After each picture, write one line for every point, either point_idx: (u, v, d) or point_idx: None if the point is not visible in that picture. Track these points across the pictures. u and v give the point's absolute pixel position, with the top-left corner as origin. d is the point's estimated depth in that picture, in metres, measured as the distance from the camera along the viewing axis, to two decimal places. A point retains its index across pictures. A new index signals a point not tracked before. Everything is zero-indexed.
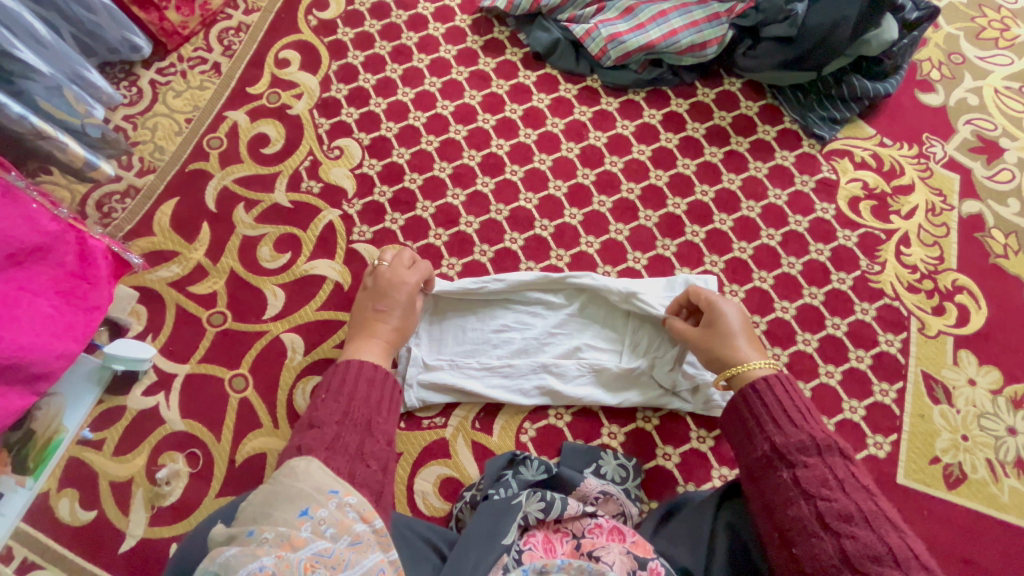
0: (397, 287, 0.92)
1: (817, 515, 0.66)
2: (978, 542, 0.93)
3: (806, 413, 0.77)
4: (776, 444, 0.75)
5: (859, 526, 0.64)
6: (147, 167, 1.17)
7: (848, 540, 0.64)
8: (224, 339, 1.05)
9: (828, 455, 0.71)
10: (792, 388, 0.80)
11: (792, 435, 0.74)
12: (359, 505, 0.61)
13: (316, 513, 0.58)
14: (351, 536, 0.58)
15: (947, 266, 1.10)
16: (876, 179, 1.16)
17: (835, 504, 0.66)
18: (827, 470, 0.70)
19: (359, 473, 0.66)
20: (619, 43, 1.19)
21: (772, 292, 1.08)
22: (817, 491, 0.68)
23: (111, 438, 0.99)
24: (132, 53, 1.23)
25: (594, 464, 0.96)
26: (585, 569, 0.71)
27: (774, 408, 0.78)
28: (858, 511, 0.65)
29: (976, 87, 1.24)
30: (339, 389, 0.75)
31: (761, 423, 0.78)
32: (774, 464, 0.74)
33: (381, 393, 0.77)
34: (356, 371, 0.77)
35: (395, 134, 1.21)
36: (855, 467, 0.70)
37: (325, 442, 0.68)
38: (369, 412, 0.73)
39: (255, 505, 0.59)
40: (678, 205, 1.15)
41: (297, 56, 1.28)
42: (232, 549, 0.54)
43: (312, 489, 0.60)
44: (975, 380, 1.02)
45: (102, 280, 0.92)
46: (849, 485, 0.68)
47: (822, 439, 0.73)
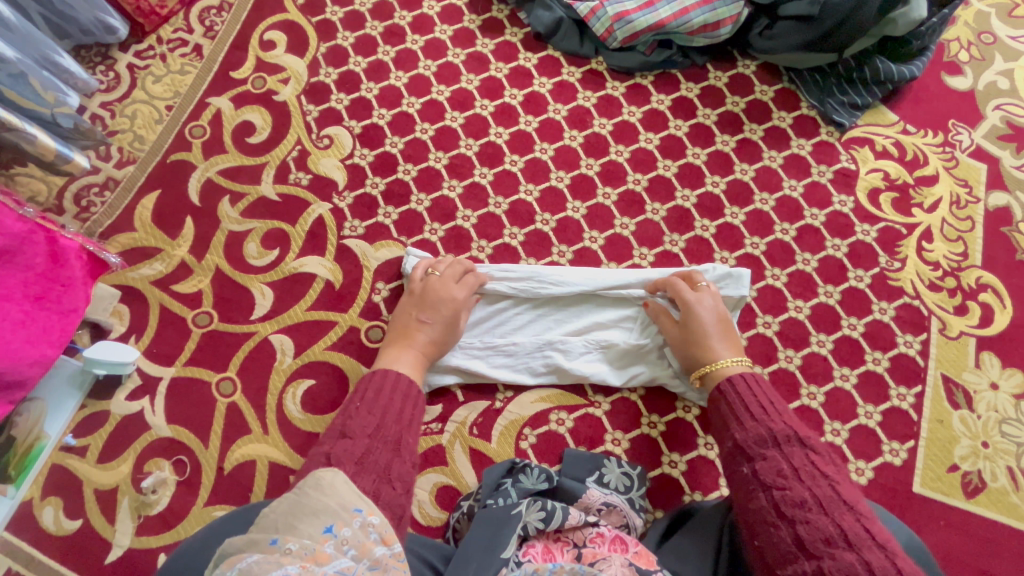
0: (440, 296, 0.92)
1: (772, 504, 0.66)
2: (996, 554, 0.89)
3: (768, 406, 0.77)
4: (738, 440, 0.75)
5: (813, 511, 0.63)
6: (126, 158, 1.11)
7: (802, 525, 0.63)
8: (210, 341, 1.01)
9: (786, 445, 0.71)
10: (760, 384, 0.81)
11: (751, 430, 0.75)
12: (382, 527, 0.56)
13: (341, 532, 0.53)
14: (372, 560, 0.52)
15: (971, 263, 1.04)
16: (898, 170, 1.10)
17: (790, 492, 0.66)
18: (784, 460, 0.70)
19: (384, 495, 0.62)
20: (626, 23, 1.11)
21: (786, 291, 1.02)
22: (773, 481, 0.68)
23: (95, 445, 0.95)
24: (107, 34, 1.15)
25: (597, 472, 0.92)
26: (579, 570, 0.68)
27: (737, 405, 0.79)
28: (812, 496, 0.65)
29: (1007, 69, 1.17)
30: (373, 402, 0.73)
31: (726, 421, 0.79)
32: (737, 460, 0.74)
33: (413, 411, 0.75)
34: (392, 383, 0.76)
35: (387, 121, 1.14)
36: (814, 454, 0.70)
37: (354, 455, 0.64)
38: (401, 430, 0.70)
39: (278, 514, 0.54)
40: (688, 198, 1.09)
41: (284, 38, 1.20)
42: (253, 556, 0.49)
43: (337, 505, 0.56)
44: (998, 384, 0.97)
45: (77, 282, 0.87)
46: (805, 472, 0.68)
47: (779, 430, 0.73)
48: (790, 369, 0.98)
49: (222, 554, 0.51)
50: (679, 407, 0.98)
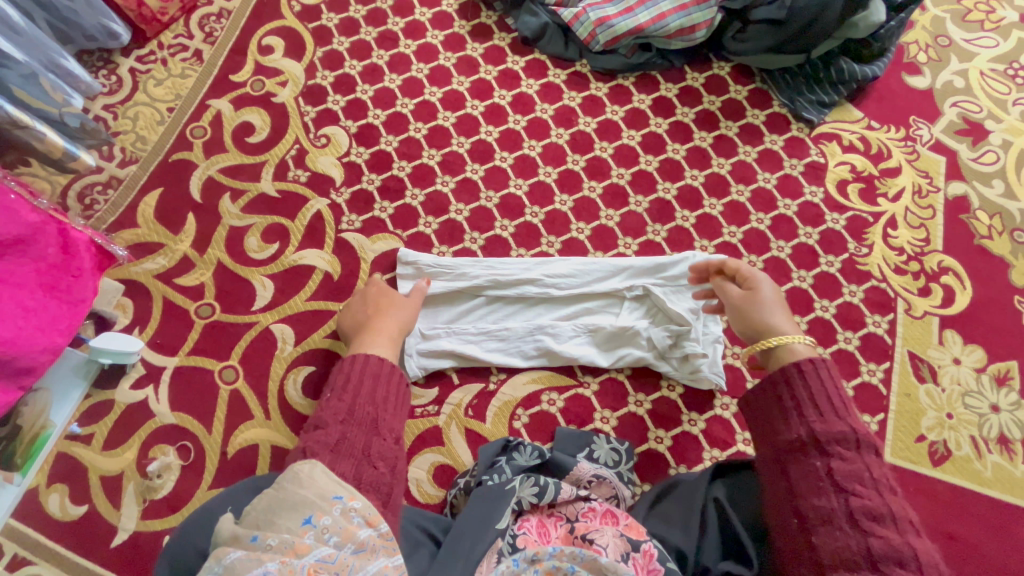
0: (374, 288, 0.97)
1: (847, 511, 0.63)
2: (962, 517, 0.95)
3: (847, 403, 0.72)
4: (815, 431, 0.70)
5: (887, 527, 0.61)
6: (128, 158, 1.15)
7: (875, 539, 0.61)
8: (213, 331, 1.04)
9: (867, 453, 0.67)
10: (834, 373, 0.74)
11: (833, 424, 0.69)
12: (364, 510, 0.58)
13: (320, 521, 0.56)
14: (356, 544, 0.56)
15: (933, 248, 1.11)
16: (864, 163, 1.17)
17: (868, 502, 0.63)
18: (864, 466, 0.66)
19: (367, 476, 0.65)
20: (608, 27, 1.18)
21: (762, 276, 1.09)
22: (849, 485, 0.65)
23: (101, 432, 0.98)
24: (110, 40, 1.19)
25: (587, 448, 0.96)
26: (579, 556, 0.69)
27: (817, 393, 0.72)
28: (890, 512, 0.62)
29: (962, 69, 1.25)
30: (344, 389, 0.73)
31: (797, 406, 0.73)
32: (808, 451, 0.69)
33: (389, 390, 0.75)
34: (361, 367, 0.76)
35: (382, 121, 1.20)
36: (889, 469, 0.67)
37: (330, 444, 0.66)
38: (375, 411, 0.71)
39: (258, 510, 0.57)
40: (669, 190, 1.15)
41: (281, 43, 1.25)
42: (236, 552, 0.53)
43: (314, 495, 0.58)
44: (960, 359, 1.04)
45: (86, 272, 0.90)
46: (884, 484, 0.65)
47: (863, 433, 0.68)
48: None
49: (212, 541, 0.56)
50: (663, 385, 1.03)
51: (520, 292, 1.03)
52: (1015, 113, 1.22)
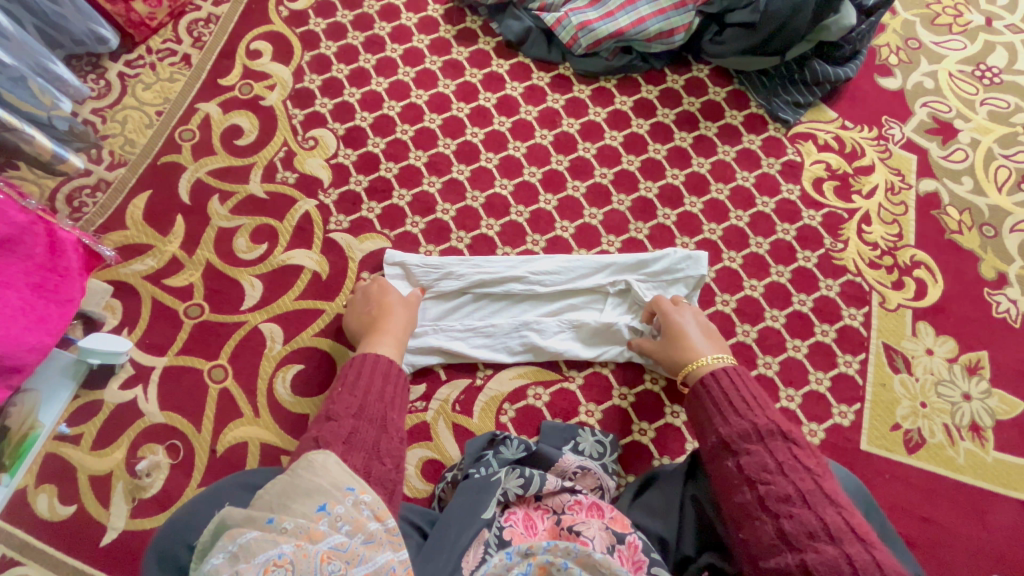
0: (377, 288, 1.00)
1: (757, 499, 0.66)
2: (936, 502, 0.98)
3: (751, 399, 0.76)
4: (721, 434, 0.74)
5: (797, 506, 0.64)
6: (117, 161, 1.16)
7: (787, 521, 0.63)
8: (202, 331, 1.05)
9: (771, 440, 0.70)
10: (740, 376, 0.79)
11: (735, 424, 0.74)
12: (374, 504, 0.60)
13: (333, 509, 0.58)
14: (366, 534, 0.57)
15: (906, 242, 1.15)
16: (839, 161, 1.21)
17: (775, 487, 0.66)
18: (768, 454, 0.69)
19: (375, 471, 0.67)
20: (589, 31, 1.21)
21: (741, 272, 1.12)
22: (757, 476, 0.68)
23: (90, 433, 0.98)
24: (99, 45, 1.21)
25: (572, 441, 0.97)
26: (573, 550, 0.68)
27: (720, 399, 0.78)
28: (796, 491, 0.65)
29: (931, 71, 1.29)
30: (354, 385, 0.75)
31: (710, 415, 0.77)
32: (720, 453, 0.73)
33: (396, 390, 0.78)
34: (371, 365, 0.78)
35: (369, 123, 1.22)
36: (798, 448, 0.69)
37: (342, 436, 0.68)
38: (384, 409, 0.73)
39: (272, 495, 0.58)
40: (650, 189, 1.18)
41: (269, 47, 1.27)
42: (252, 532, 0.53)
43: (329, 485, 0.60)
44: (933, 349, 1.07)
45: (73, 272, 0.91)
46: (789, 466, 0.67)
47: (763, 425, 0.72)
48: (747, 342, 1.07)
49: (220, 525, 0.55)
50: (647, 378, 1.05)
51: (504, 289, 1.05)
52: (982, 113, 1.26)
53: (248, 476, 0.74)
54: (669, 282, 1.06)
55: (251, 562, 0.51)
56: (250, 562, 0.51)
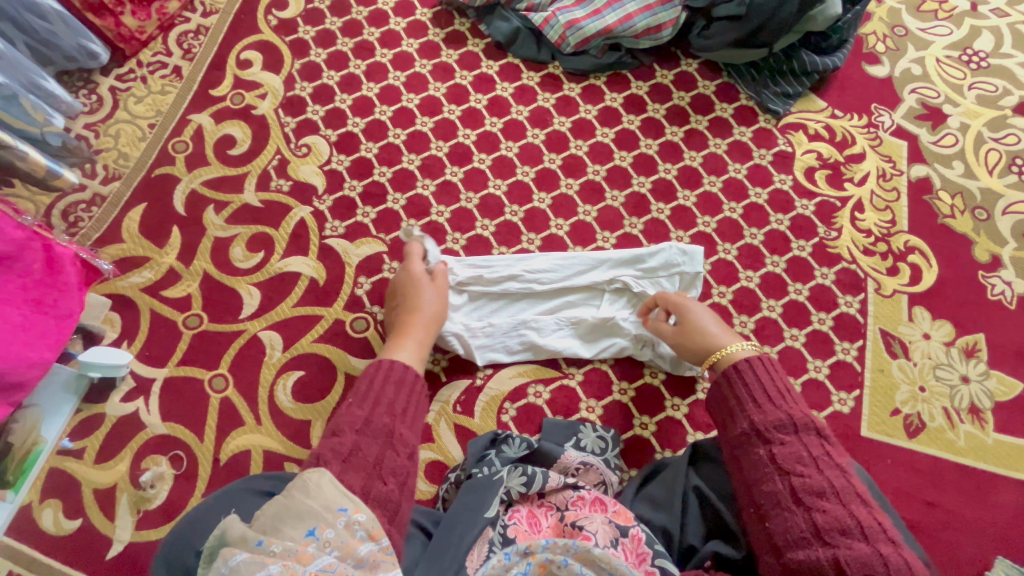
0: (406, 277, 0.97)
1: (790, 490, 0.63)
2: (938, 485, 0.98)
3: (785, 390, 0.72)
4: (754, 422, 0.70)
5: (830, 501, 0.61)
6: (111, 174, 1.16)
7: (819, 514, 0.60)
8: (202, 341, 1.05)
9: (806, 434, 0.67)
10: (772, 366, 0.75)
11: (770, 413, 0.70)
12: (368, 524, 0.56)
13: (323, 534, 0.54)
14: (356, 559, 0.53)
15: (899, 229, 1.15)
16: (830, 150, 1.21)
17: (809, 479, 0.63)
18: (803, 446, 0.66)
19: (375, 491, 0.62)
20: (577, 29, 1.22)
21: (737, 263, 1.12)
22: (792, 467, 0.64)
23: (92, 446, 0.98)
24: (90, 60, 1.21)
25: (574, 437, 0.98)
26: (572, 547, 0.69)
27: (754, 387, 0.73)
28: (831, 486, 0.62)
29: (919, 57, 1.30)
30: (365, 396, 0.72)
31: (740, 402, 0.73)
32: (750, 441, 0.69)
33: (409, 400, 0.73)
34: (385, 373, 0.74)
35: (361, 129, 1.22)
36: (830, 447, 0.66)
37: (342, 453, 0.63)
38: (392, 422, 0.69)
39: (264, 517, 0.55)
40: (643, 184, 1.19)
41: (259, 57, 1.28)
42: (239, 556, 0.50)
43: (319, 506, 0.56)
44: (929, 334, 1.08)
45: (72, 287, 0.92)
46: (825, 462, 0.64)
47: (799, 416, 0.68)
48: (745, 333, 1.07)
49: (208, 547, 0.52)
50: (646, 372, 1.06)
51: (502, 288, 1.06)
52: (971, 98, 1.27)
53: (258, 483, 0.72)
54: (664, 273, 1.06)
55: None
56: None
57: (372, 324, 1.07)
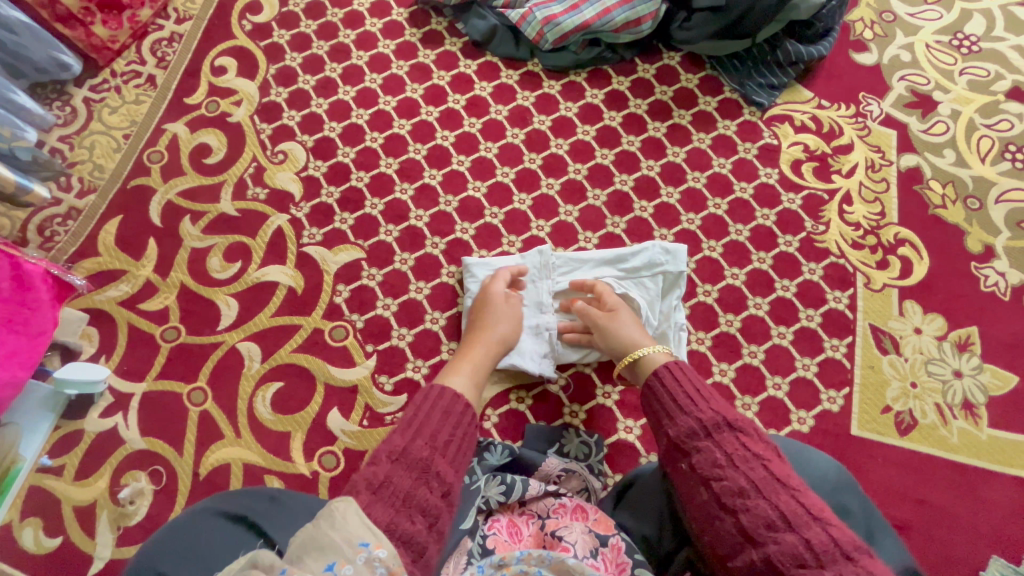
0: (485, 302, 0.97)
1: (713, 497, 0.60)
2: (930, 483, 0.96)
3: (696, 394, 0.71)
4: (671, 436, 0.68)
5: (751, 498, 0.58)
6: (86, 187, 1.15)
7: (744, 515, 0.58)
8: (180, 354, 1.04)
9: (719, 433, 0.65)
10: (684, 372, 0.75)
11: (683, 423, 0.68)
12: (390, 561, 0.50)
13: (342, 571, 0.47)
14: None
15: (889, 221, 1.13)
16: (817, 141, 1.19)
17: (727, 481, 0.60)
18: (717, 448, 0.63)
19: (401, 529, 0.55)
20: (555, 25, 1.19)
21: (722, 261, 1.10)
22: (710, 472, 0.62)
23: (72, 463, 0.98)
24: (62, 72, 1.19)
25: (557, 443, 0.97)
26: (547, 558, 0.67)
27: (667, 399, 0.72)
28: (748, 481, 0.59)
29: (908, 43, 1.27)
30: (410, 423, 0.66)
31: (659, 418, 0.72)
32: (673, 456, 0.67)
33: (456, 431, 0.67)
34: (436, 400, 0.68)
35: (338, 133, 1.20)
36: (745, 437, 0.64)
37: (373, 484, 0.57)
38: (431, 453, 0.62)
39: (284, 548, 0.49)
40: (626, 181, 1.16)
41: (234, 63, 1.26)
42: None
43: (341, 540, 0.50)
44: (921, 328, 1.05)
45: (43, 304, 0.91)
46: (741, 456, 0.62)
47: (708, 418, 0.66)
48: (731, 332, 1.05)
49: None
50: None
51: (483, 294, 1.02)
52: (962, 83, 1.23)
53: (219, 500, 0.69)
54: (648, 274, 1.03)
55: None
56: None
57: (351, 333, 1.05)
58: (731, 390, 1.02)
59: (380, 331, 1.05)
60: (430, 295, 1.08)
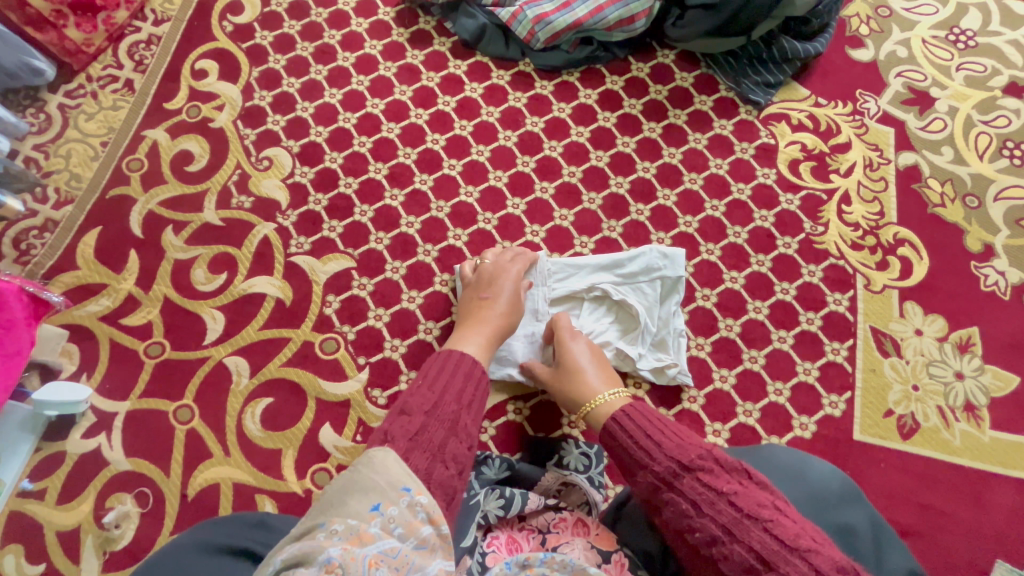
0: (502, 275, 0.94)
1: (693, 550, 0.59)
2: (933, 488, 0.95)
3: (647, 437, 0.68)
4: (636, 492, 0.67)
5: (726, 544, 0.57)
6: (63, 198, 1.11)
7: (725, 563, 0.56)
8: (165, 370, 1.01)
9: (678, 480, 0.62)
10: (637, 413, 0.72)
11: (642, 476, 0.66)
12: (430, 506, 0.54)
13: (387, 511, 0.52)
14: (418, 540, 0.51)
15: (888, 220, 1.11)
16: (814, 140, 1.17)
17: (699, 532, 0.59)
18: (681, 497, 0.61)
19: (437, 474, 0.58)
20: (546, 24, 1.16)
21: (721, 264, 1.08)
22: (681, 525, 0.61)
23: (54, 487, 0.94)
24: (35, 77, 1.15)
25: (556, 456, 0.93)
26: (569, 564, 0.65)
27: (622, 450, 0.70)
28: (719, 527, 0.57)
29: (904, 39, 1.25)
30: (434, 381, 0.68)
31: (623, 470, 0.70)
32: (649, 508, 0.66)
33: (475, 394, 0.69)
34: (457, 364, 0.71)
35: (325, 138, 1.17)
36: (704, 475, 0.62)
37: (409, 432, 0.60)
38: (458, 411, 0.65)
39: (328, 495, 0.53)
40: (621, 184, 1.14)
41: (215, 66, 1.22)
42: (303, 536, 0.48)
43: (384, 483, 0.53)
44: (922, 330, 1.04)
45: (18, 323, 0.87)
46: (705, 500, 0.60)
47: (662, 470, 0.64)
48: (731, 337, 1.03)
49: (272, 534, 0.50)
50: (629, 384, 1.01)
51: None
52: (959, 79, 1.22)
53: (211, 534, 0.67)
54: (647, 281, 1.01)
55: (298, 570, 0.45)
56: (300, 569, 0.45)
57: (342, 345, 1.02)
58: (732, 397, 1.00)
59: (372, 342, 1.03)
60: (423, 304, 1.05)
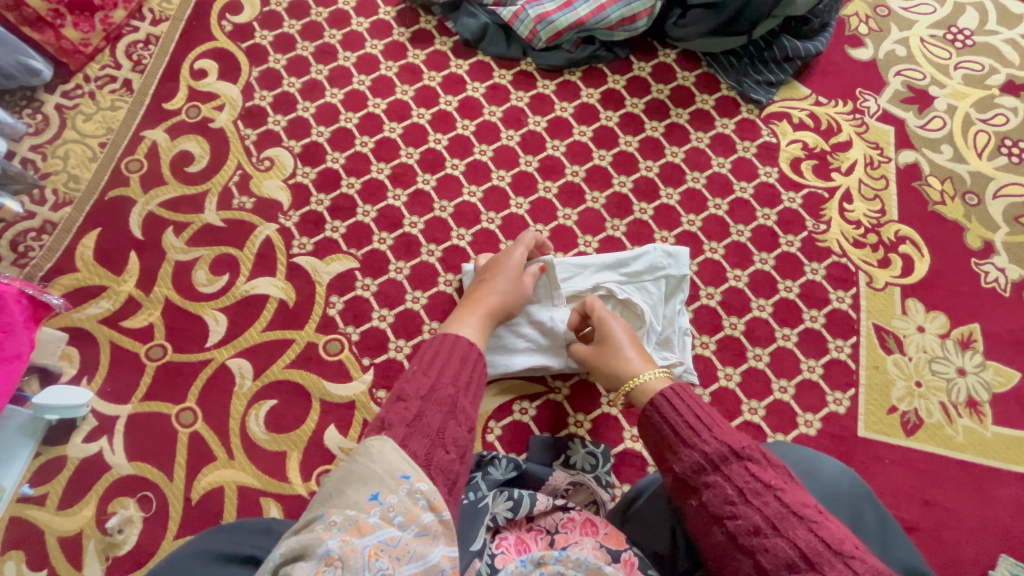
0: (504, 260, 0.92)
1: (729, 537, 0.59)
2: (937, 484, 0.95)
3: (697, 421, 0.68)
4: (676, 472, 0.66)
5: (768, 537, 0.57)
6: (62, 199, 1.09)
7: (762, 555, 0.57)
8: (167, 373, 1.00)
9: (727, 466, 0.62)
10: (687, 395, 0.71)
11: (688, 457, 0.65)
12: (430, 493, 0.53)
13: (387, 500, 0.51)
14: (418, 527, 0.50)
15: (889, 218, 1.12)
16: (816, 139, 1.17)
17: (741, 520, 0.59)
18: (727, 483, 0.61)
19: (437, 459, 0.57)
20: (548, 23, 1.16)
21: (724, 262, 1.08)
22: (722, 510, 0.60)
23: (55, 492, 0.93)
24: (31, 77, 1.14)
25: (563, 455, 0.95)
26: (584, 562, 0.65)
27: (668, 429, 0.69)
28: (763, 519, 0.58)
29: (903, 38, 1.26)
30: (430, 363, 0.67)
31: (662, 449, 0.69)
32: (683, 491, 0.65)
33: (473, 373, 0.68)
34: (452, 345, 0.69)
35: (326, 138, 1.16)
36: (754, 466, 0.62)
37: (406, 419, 0.59)
38: (455, 392, 0.64)
39: (328, 487, 0.53)
40: (624, 183, 1.14)
41: (214, 65, 1.21)
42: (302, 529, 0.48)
43: (382, 471, 0.53)
44: (924, 326, 1.04)
45: (18, 327, 0.86)
46: (752, 491, 0.60)
47: (714, 452, 0.64)
48: (735, 335, 1.03)
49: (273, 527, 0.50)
50: None
51: None
52: (957, 78, 1.23)
53: (217, 542, 0.66)
54: (652, 279, 1.01)
55: (296, 563, 0.45)
56: (297, 563, 0.45)
57: (347, 346, 1.02)
58: (737, 395, 1.00)
59: (376, 343, 1.02)
60: (427, 304, 1.05)
